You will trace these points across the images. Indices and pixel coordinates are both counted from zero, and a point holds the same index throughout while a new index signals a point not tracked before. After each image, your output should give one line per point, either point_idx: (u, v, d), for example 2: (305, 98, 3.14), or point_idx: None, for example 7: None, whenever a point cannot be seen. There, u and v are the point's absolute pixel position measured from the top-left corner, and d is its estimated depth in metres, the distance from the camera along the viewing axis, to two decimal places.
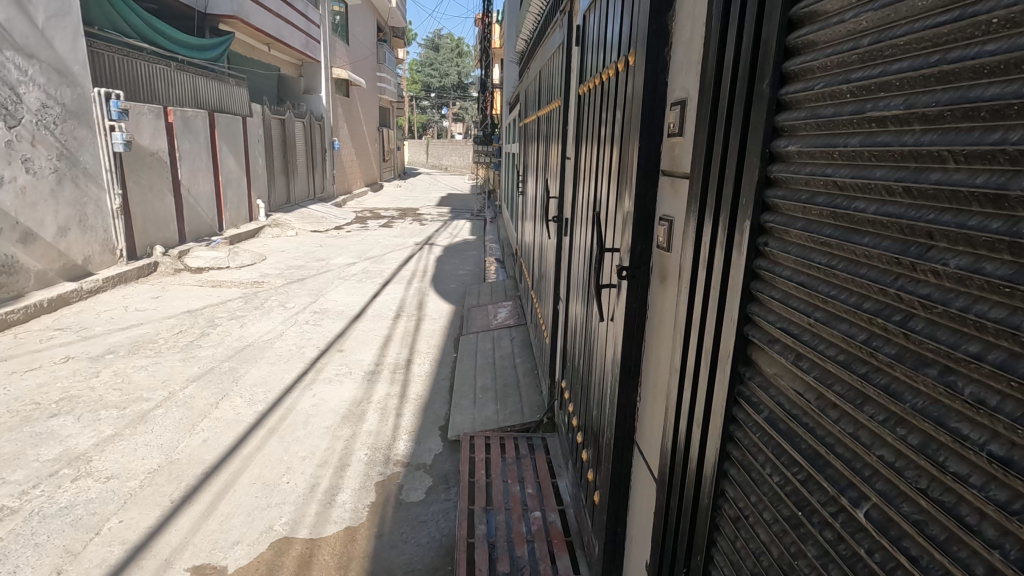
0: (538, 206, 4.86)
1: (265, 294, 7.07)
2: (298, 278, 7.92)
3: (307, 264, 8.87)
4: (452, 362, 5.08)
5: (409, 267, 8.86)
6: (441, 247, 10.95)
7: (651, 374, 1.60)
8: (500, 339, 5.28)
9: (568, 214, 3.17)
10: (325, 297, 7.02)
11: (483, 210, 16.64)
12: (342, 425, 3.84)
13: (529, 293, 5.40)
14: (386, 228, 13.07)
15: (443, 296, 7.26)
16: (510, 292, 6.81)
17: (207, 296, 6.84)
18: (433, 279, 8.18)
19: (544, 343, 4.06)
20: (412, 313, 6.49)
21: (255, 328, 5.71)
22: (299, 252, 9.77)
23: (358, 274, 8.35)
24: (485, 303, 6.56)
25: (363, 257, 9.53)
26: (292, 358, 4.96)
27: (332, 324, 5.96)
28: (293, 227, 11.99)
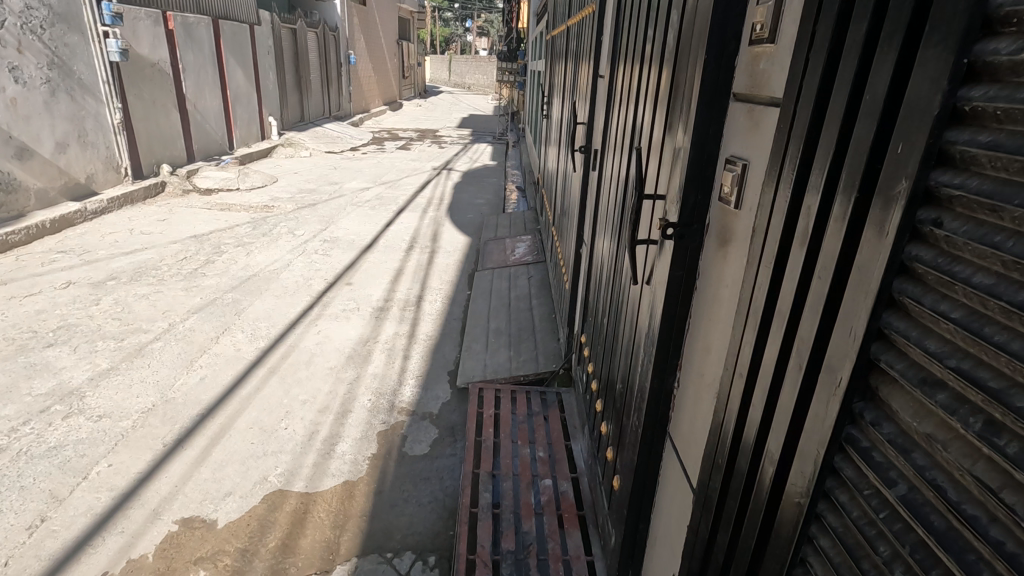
0: (564, 133, 4.36)
1: (275, 219, 6.79)
2: (310, 204, 7.60)
3: (320, 188, 8.50)
4: (465, 301, 4.81)
5: (425, 195, 8.45)
6: (460, 173, 10.43)
7: (697, 361, 1.25)
8: (517, 278, 4.96)
9: (597, 144, 2.72)
10: (336, 225, 6.70)
11: (505, 134, 15.79)
12: (346, 366, 3.65)
13: (550, 230, 5.01)
14: (403, 151, 12.50)
15: (459, 227, 6.90)
16: (530, 226, 6.41)
17: (215, 220, 6.59)
18: (449, 208, 7.77)
19: (563, 288, 3.73)
20: (426, 245, 6.17)
21: (262, 257, 5.47)
22: (312, 175, 9.38)
23: (371, 200, 7.98)
24: (503, 237, 6.19)
25: (378, 182, 9.11)
26: (298, 291, 4.74)
27: (342, 255, 5.69)
28: (306, 147, 11.50)
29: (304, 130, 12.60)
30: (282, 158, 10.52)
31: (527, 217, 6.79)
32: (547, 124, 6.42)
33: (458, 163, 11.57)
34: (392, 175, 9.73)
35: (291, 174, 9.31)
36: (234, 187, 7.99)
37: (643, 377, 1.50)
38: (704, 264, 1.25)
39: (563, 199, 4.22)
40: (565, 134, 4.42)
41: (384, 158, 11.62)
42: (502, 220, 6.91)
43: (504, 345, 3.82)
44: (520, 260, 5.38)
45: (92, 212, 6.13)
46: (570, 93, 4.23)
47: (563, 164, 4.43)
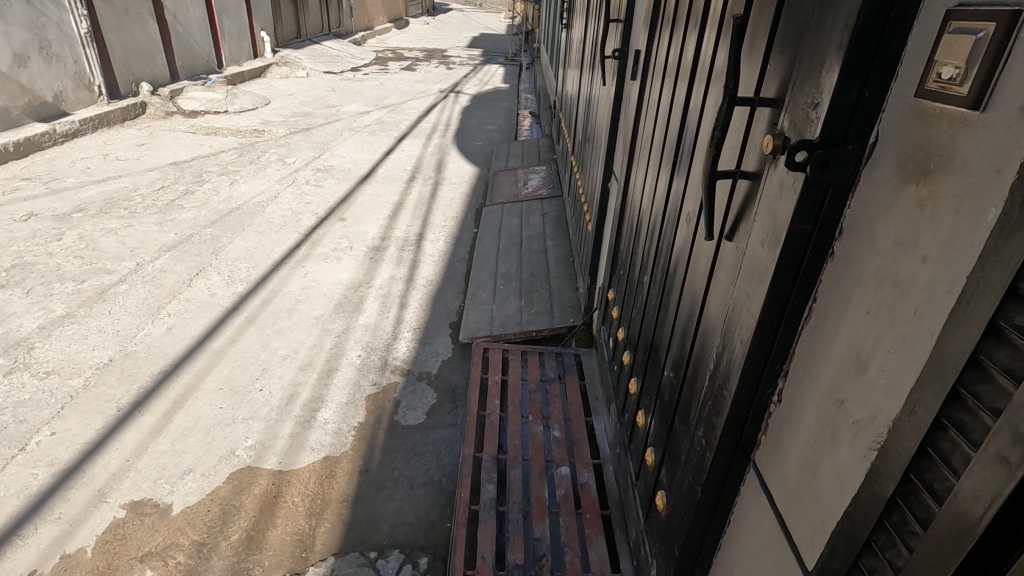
0: (589, 42, 3.66)
1: (264, 145, 6.18)
2: (303, 128, 6.93)
3: (315, 111, 7.79)
4: (471, 240, 4.29)
5: (430, 120, 7.72)
6: (468, 96, 9.58)
7: (828, 378, 0.77)
8: (530, 215, 4.41)
9: (637, 43, 2.09)
10: (331, 152, 6.08)
11: (518, 55, 14.57)
12: (334, 314, 3.21)
13: (568, 160, 4.39)
14: (408, 72, 11.53)
15: (466, 156, 6.26)
16: (544, 156, 5.76)
17: (198, 146, 6.00)
18: (456, 135, 7.07)
19: (584, 229, 3.19)
20: (429, 176, 5.57)
21: (248, 187, 4.93)
22: (307, 97, 8.61)
23: (370, 125, 7.28)
24: (514, 168, 5.57)
25: (379, 105, 8.34)
26: (285, 227, 4.24)
27: (335, 187, 5.13)
28: (303, 66, 10.60)
29: (300, 47, 11.61)
30: (276, 79, 9.69)
31: (541, 146, 6.12)
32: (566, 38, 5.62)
33: (467, 85, 10.64)
34: (394, 98, 8.92)
35: (285, 96, 8.55)
36: (222, 109, 7.31)
37: (719, 381, 1.00)
38: (859, 211, 0.72)
39: (585, 123, 3.60)
40: (589, 45, 3.73)
41: (386, 79, 10.71)
42: (514, 148, 6.24)
43: (514, 292, 3.34)
44: (533, 194, 4.80)
45: (62, 135, 5.56)
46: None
47: (586, 80, 3.76)
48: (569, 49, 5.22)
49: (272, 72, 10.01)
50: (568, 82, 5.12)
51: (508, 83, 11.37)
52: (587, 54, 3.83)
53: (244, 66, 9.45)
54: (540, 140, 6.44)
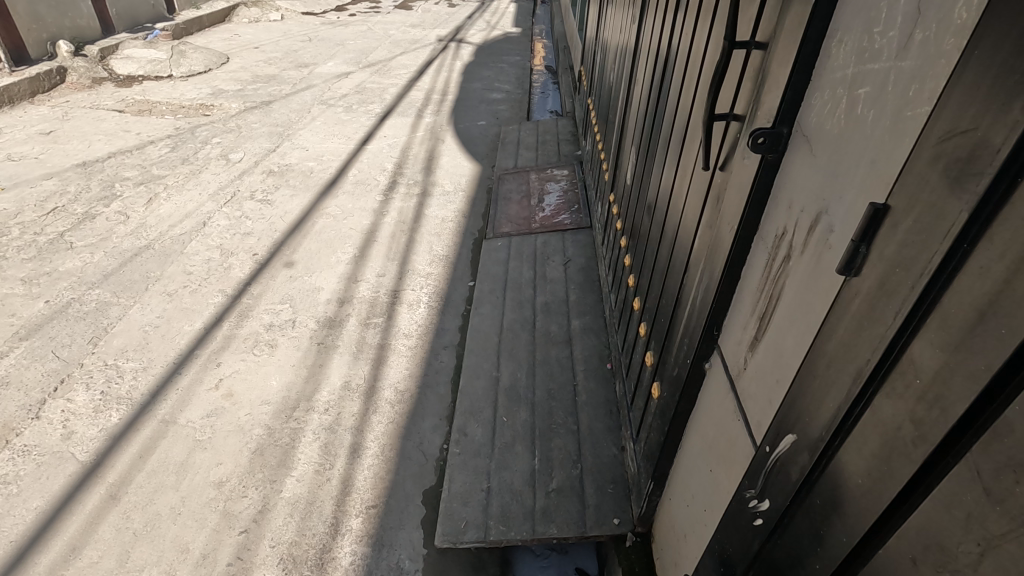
0: (651, 25, 2.30)
1: (208, 129, 4.85)
2: (263, 100, 5.54)
3: (283, 73, 6.33)
4: (464, 298, 3.10)
5: (423, 84, 6.25)
6: (472, 47, 7.98)
7: None
8: (548, 263, 3.18)
9: (838, 164, 0.84)
10: (293, 140, 4.74)
11: None
12: (249, 475, 2.11)
13: (603, 186, 3.10)
14: (401, 13, 9.76)
15: (464, 144, 4.92)
16: (566, 154, 4.42)
17: (122, 131, 4.69)
18: (454, 110, 5.64)
19: (637, 355, 1.99)
20: (416, 180, 4.26)
21: (170, 206, 3.70)
22: (276, 52, 7.09)
23: (348, 95, 5.85)
24: (526, 172, 4.24)
25: (362, 63, 6.82)
26: (206, 284, 3.05)
27: (289, 202, 3.87)
28: (276, 7, 8.92)
29: None
30: (243, 25, 8.10)
31: (561, 138, 4.73)
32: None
33: (472, 30, 8.92)
34: (382, 52, 7.35)
35: (249, 51, 7.04)
36: (164, 74, 5.90)
37: None
38: None
39: (638, 159, 2.31)
40: (648, 29, 2.32)
41: (375, 22, 9.01)
42: (526, 137, 4.86)
43: (524, 432, 2.21)
44: (552, 224, 3.53)
45: None
46: None
47: (641, 86, 2.40)
48: (606, 10, 3.75)
49: (237, 15, 8.38)
50: (602, 61, 3.71)
51: (521, 25, 9.58)
52: (644, 39, 2.43)
53: (201, 10, 7.85)
54: (560, 124, 5.02)
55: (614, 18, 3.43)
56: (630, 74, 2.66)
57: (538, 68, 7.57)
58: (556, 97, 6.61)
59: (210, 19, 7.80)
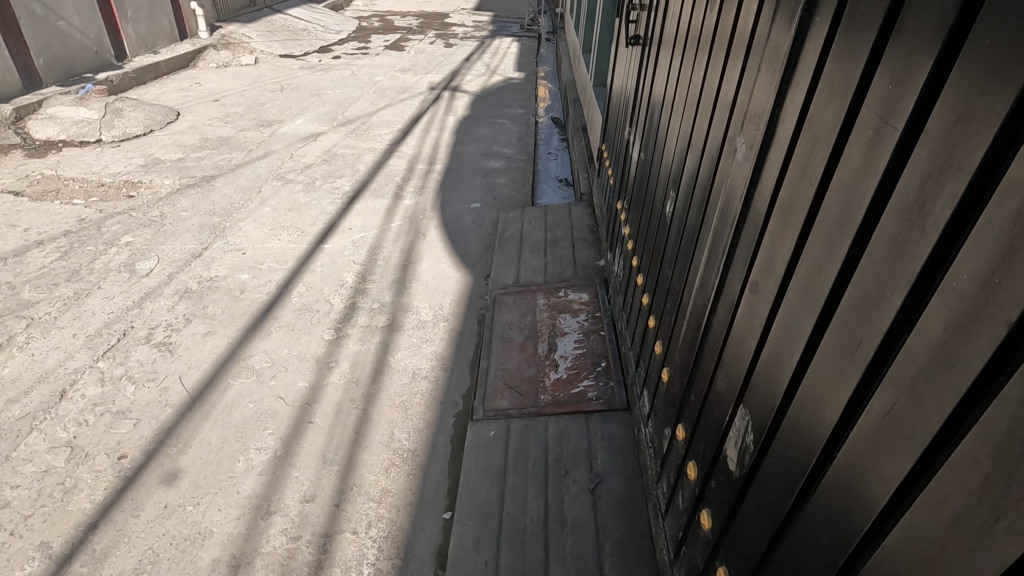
0: (755, 164, 1.19)
1: (121, 221, 3.78)
2: (206, 174, 4.49)
3: (240, 135, 5.31)
4: (433, 549, 1.96)
5: (405, 149, 5.22)
6: (469, 97, 6.99)
7: None
8: (566, 488, 2.05)
9: None
10: (228, 237, 3.66)
11: (536, 25, 11.83)
12: None
13: (651, 370, 1.98)
14: (390, 55, 8.83)
15: (452, 239, 3.85)
16: (585, 266, 3.32)
17: (7, 225, 3.63)
18: (442, 186, 4.59)
19: None
20: (381, 304, 3.17)
21: (21, 361, 2.60)
22: (238, 105, 6.09)
23: (313, 165, 4.80)
24: (531, 291, 3.15)
25: (337, 120, 5.80)
26: (22, 532, 1.92)
27: (199, 347, 2.76)
28: (251, 49, 7.99)
29: (254, 17, 8.93)
30: (207, 71, 7.14)
31: (577, 236, 3.63)
32: (626, 51, 3.04)
33: (468, 75, 7.95)
34: (362, 105, 6.34)
35: (206, 104, 6.05)
36: (91, 138, 4.88)
37: None
38: None
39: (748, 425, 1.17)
40: (758, 178, 1.17)
41: (359, 66, 8.05)
42: (531, 232, 3.77)
43: None
44: (569, 398, 2.43)
45: None
46: (817, 35, 0.98)
47: (743, 277, 1.25)
48: (641, 83, 2.62)
49: (203, 60, 7.43)
50: (638, 156, 2.59)
51: (524, 69, 8.65)
52: (739, 184, 1.29)
53: (159, 55, 6.89)
54: (574, 211, 3.93)
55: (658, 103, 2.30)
56: (706, 228, 1.51)
57: (544, 122, 6.58)
58: (565, 163, 5.60)
59: (169, 65, 6.84)
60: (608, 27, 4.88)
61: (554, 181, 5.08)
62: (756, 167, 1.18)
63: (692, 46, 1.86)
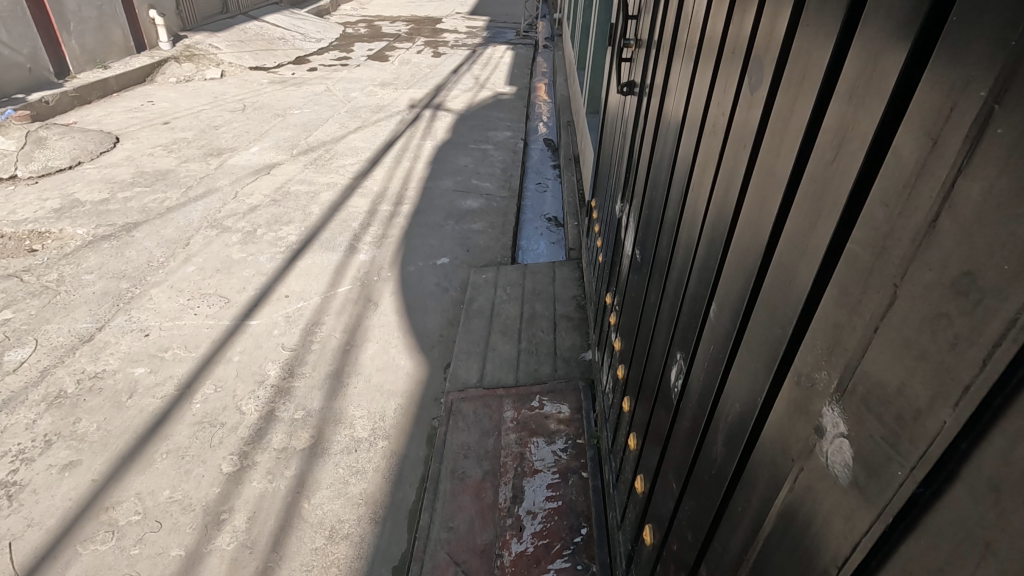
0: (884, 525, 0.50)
1: (8, 287, 3.12)
2: (128, 221, 3.83)
3: (182, 167, 4.65)
4: None
5: (370, 185, 4.55)
6: (452, 116, 6.32)
7: None
8: None
9: None
10: (133, 312, 3.00)
11: (533, 31, 11.14)
12: None
13: None
14: (372, 67, 8.15)
15: (409, 310, 3.18)
16: (568, 362, 2.62)
17: None
18: (407, 235, 3.90)
19: None
20: (306, 414, 2.49)
21: None
22: (190, 129, 5.43)
23: (260, 206, 4.13)
24: (497, 398, 2.47)
25: (298, 149, 5.14)
26: None
27: (50, 491, 2.09)
28: (217, 62, 7.34)
29: (225, 25, 8.28)
30: (164, 88, 6.49)
31: (559, 315, 2.94)
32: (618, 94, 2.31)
33: (454, 91, 7.26)
34: (330, 129, 5.67)
35: (153, 128, 5.39)
36: (4, 173, 4.23)
37: None
38: None
39: None
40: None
41: (336, 80, 7.38)
42: (505, 304, 3.09)
43: None
44: None
45: None
46: None
47: None
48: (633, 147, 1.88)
49: (161, 74, 6.77)
50: (630, 246, 1.86)
51: (517, 81, 7.96)
52: (824, 509, 0.59)
53: (110, 70, 6.24)
54: (558, 276, 3.24)
55: (652, 189, 1.57)
56: (740, 503, 0.81)
57: (534, 146, 5.91)
58: (555, 198, 4.93)
59: (119, 82, 6.20)
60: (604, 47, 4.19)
61: (539, 224, 4.42)
62: (897, 541, 0.49)
63: (701, 127, 1.15)
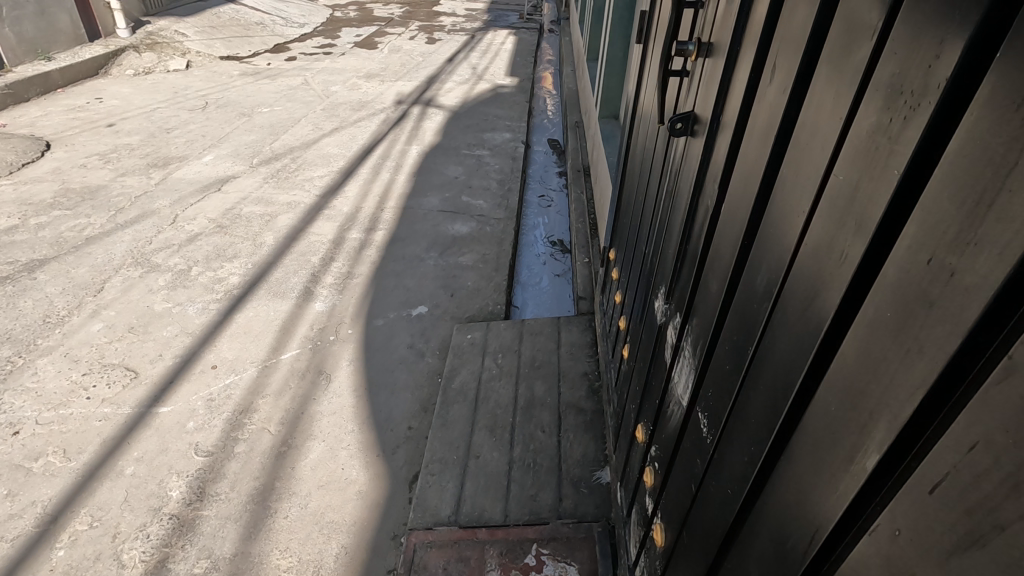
0: None
1: None
2: (34, 257, 3.11)
3: (117, 182, 3.90)
4: None
5: (339, 204, 3.81)
6: (444, 115, 5.54)
7: None
8: None
9: None
10: (5, 396, 2.29)
11: (538, 14, 10.23)
12: None
13: None
14: (359, 55, 7.34)
15: (371, 386, 2.46)
16: (577, 486, 1.90)
17: None
18: (378, 273, 3.18)
19: None
20: (209, 566, 1.78)
21: None
22: (137, 133, 4.67)
23: (201, 234, 3.40)
24: (478, 548, 1.75)
25: (259, 157, 4.39)
26: None
27: None
28: (183, 51, 6.56)
29: (195, 10, 7.47)
30: (118, 82, 5.73)
31: (565, 404, 2.20)
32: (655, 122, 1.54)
33: (447, 83, 6.45)
34: (301, 132, 4.90)
35: (94, 131, 4.64)
36: None
37: None
38: None
39: None
40: None
41: (316, 71, 6.59)
42: (494, 382, 2.37)
43: None
44: None
45: None
46: None
47: None
48: (689, 227, 1.12)
49: (117, 66, 6.01)
50: (683, 394, 1.11)
51: (520, 71, 7.13)
52: None
53: (54, 62, 5.47)
54: (564, 342, 2.50)
55: (745, 343, 0.82)
56: None
57: (536, 153, 5.21)
58: (560, 217, 4.24)
59: (64, 76, 5.45)
60: (622, 40, 3.40)
61: (539, 256, 3.77)
62: None
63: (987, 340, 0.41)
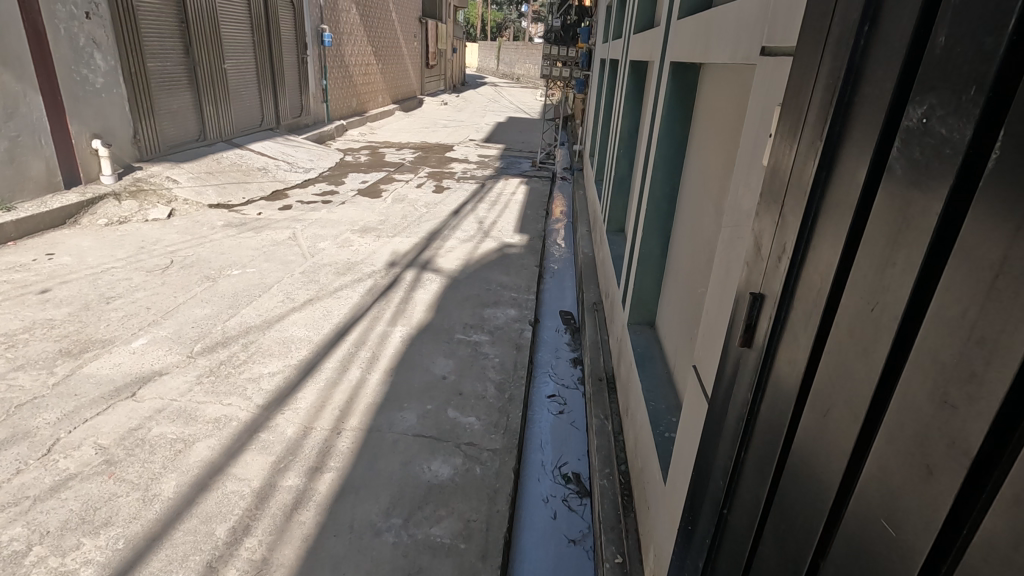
0: None
1: None
2: None
3: (4, 381, 3.03)
4: None
5: (283, 423, 2.87)
6: (442, 281, 4.82)
7: None
8: None
9: None
10: None
11: (550, 162, 10.14)
12: None
13: None
14: (360, 205, 6.90)
15: None
16: None
17: None
18: (307, 561, 2.14)
19: None
20: None
21: None
22: (70, 302, 3.91)
23: (75, 478, 2.43)
24: None
25: (204, 342, 3.56)
26: None
27: None
28: (168, 198, 6.10)
29: (196, 155, 7.20)
30: (82, 234, 5.14)
31: None
32: None
33: (449, 241, 5.84)
34: (267, 304, 4.13)
35: (20, 300, 3.89)
36: None
37: None
38: None
39: None
40: None
41: (308, 223, 6.07)
42: None
43: None
44: None
45: None
46: None
47: None
48: None
49: (89, 215, 5.49)
50: None
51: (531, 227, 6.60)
52: None
53: (13, 213, 4.92)
54: None
55: None
56: None
57: (546, 333, 4.36)
58: (574, 435, 3.25)
59: (20, 228, 4.88)
60: (660, 235, 2.67)
61: (545, 508, 2.73)
62: None
63: None
